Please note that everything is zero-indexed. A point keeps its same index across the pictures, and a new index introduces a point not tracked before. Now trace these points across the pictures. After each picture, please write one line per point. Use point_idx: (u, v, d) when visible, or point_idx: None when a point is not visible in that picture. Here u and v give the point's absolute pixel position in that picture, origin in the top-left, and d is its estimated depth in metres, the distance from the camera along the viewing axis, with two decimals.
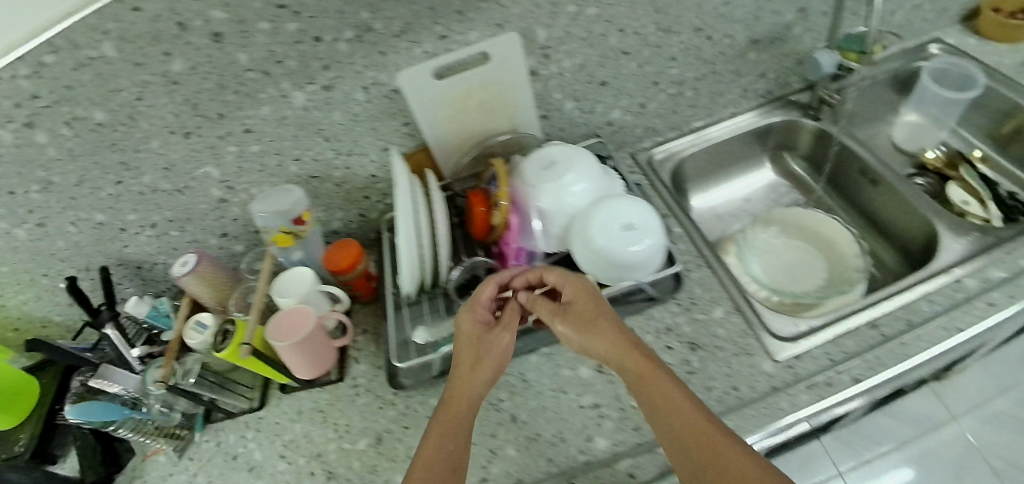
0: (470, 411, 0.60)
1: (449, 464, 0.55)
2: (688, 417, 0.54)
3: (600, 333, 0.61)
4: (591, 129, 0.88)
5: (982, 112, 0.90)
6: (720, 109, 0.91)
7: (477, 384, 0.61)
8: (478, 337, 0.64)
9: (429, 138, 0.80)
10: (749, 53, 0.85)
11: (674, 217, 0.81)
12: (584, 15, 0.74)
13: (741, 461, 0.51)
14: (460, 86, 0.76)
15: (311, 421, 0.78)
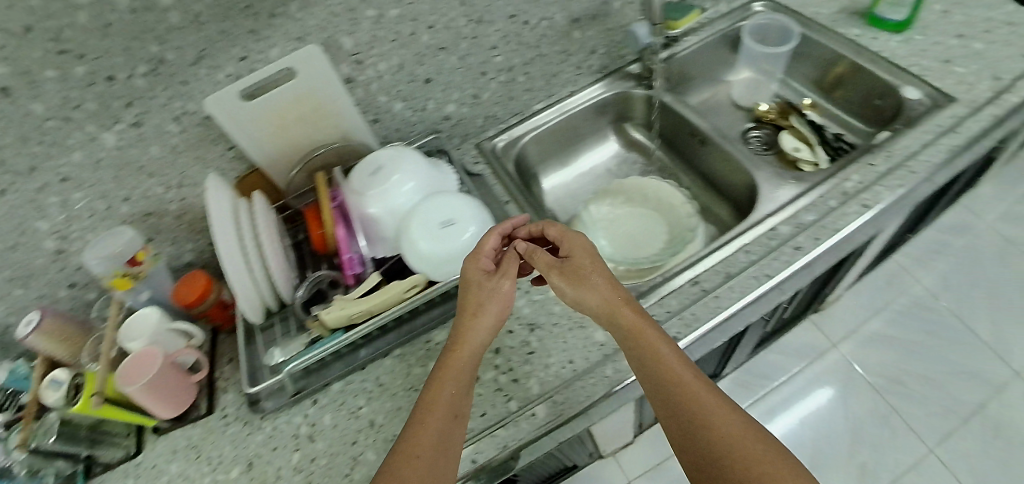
0: (466, 373, 0.58)
1: (428, 428, 0.54)
2: (681, 372, 0.55)
3: (594, 286, 0.60)
4: (427, 126, 0.86)
5: (804, 60, 0.95)
6: (559, 88, 0.92)
7: (467, 349, 0.60)
8: (482, 289, 0.62)
9: (255, 158, 0.78)
10: (573, 32, 0.86)
11: (517, 205, 0.80)
12: (387, 17, 0.73)
13: (711, 413, 0.52)
14: (272, 104, 0.73)
15: (185, 459, 0.70)
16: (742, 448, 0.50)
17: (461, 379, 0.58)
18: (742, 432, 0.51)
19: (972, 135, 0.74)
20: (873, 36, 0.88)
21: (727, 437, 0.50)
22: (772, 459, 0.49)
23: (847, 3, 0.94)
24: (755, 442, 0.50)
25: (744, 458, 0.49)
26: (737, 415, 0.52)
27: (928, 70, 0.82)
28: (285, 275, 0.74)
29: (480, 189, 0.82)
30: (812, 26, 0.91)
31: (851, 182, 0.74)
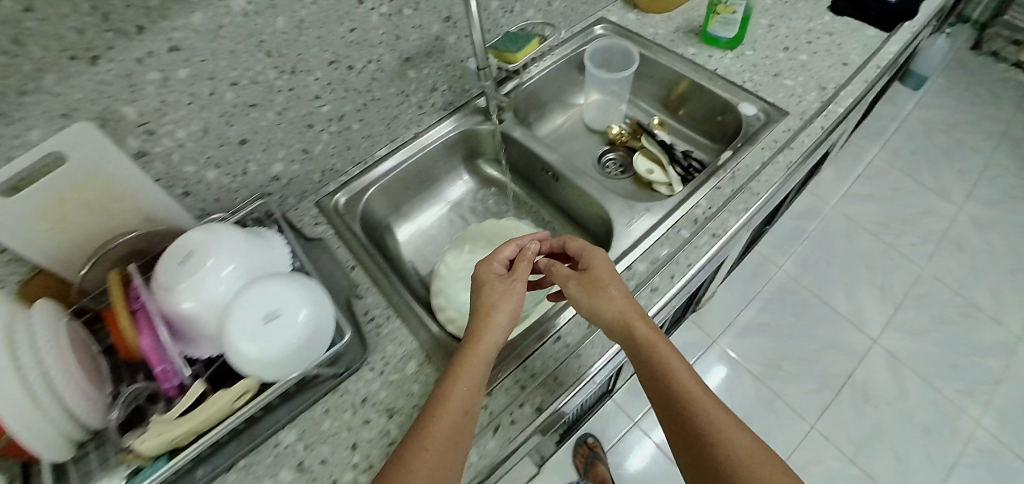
0: (474, 387, 0.54)
1: (427, 448, 0.49)
2: (692, 387, 0.53)
3: (610, 293, 0.59)
4: (252, 191, 0.76)
5: (647, 79, 0.97)
6: (402, 131, 0.86)
7: (479, 363, 0.56)
8: (496, 292, 0.61)
9: (30, 261, 0.60)
10: (408, 71, 0.80)
11: (363, 269, 0.73)
12: (176, 77, 0.59)
13: (718, 432, 0.50)
14: (40, 198, 0.56)
15: None
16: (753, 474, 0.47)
17: (468, 393, 0.53)
18: (752, 460, 0.48)
19: (806, 149, 0.76)
20: (708, 55, 0.91)
21: (736, 459, 0.48)
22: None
23: (684, 22, 0.96)
24: (767, 469, 0.48)
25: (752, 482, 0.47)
26: (747, 439, 0.50)
27: (761, 84, 0.85)
28: (89, 399, 0.55)
29: (320, 255, 0.74)
30: (647, 46, 0.94)
31: (700, 208, 0.71)
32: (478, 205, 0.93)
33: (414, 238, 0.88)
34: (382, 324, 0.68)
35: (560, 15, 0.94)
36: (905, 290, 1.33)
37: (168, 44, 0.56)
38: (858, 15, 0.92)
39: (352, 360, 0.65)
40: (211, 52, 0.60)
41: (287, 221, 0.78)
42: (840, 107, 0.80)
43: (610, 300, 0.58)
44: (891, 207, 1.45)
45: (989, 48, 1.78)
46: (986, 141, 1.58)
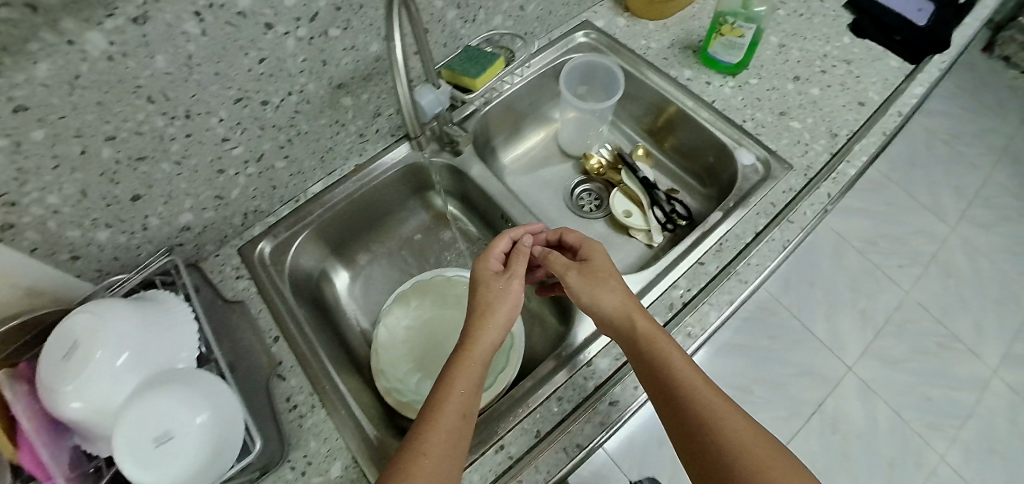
0: (470, 390, 0.50)
1: (424, 455, 0.45)
2: (697, 381, 0.50)
3: (610, 287, 0.56)
4: (158, 243, 0.64)
5: (633, 101, 0.84)
6: (339, 163, 0.73)
7: (477, 364, 0.52)
8: (494, 291, 0.57)
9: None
10: (343, 99, 0.66)
11: (286, 341, 0.63)
12: (30, 139, 0.45)
13: (724, 425, 0.47)
14: None
15: None
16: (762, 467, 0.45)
17: (466, 397, 0.49)
18: (759, 450, 0.46)
19: (807, 223, 0.65)
20: (705, 81, 0.78)
21: (742, 451, 0.46)
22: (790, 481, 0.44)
23: (683, 33, 0.82)
24: (773, 457, 0.46)
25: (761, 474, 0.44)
26: (751, 427, 0.47)
27: (764, 127, 0.74)
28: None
29: (237, 322, 0.63)
30: (639, 65, 0.80)
31: (679, 289, 0.62)
32: (432, 241, 0.82)
33: (355, 284, 0.76)
34: (306, 414, 0.59)
35: (535, 21, 0.79)
36: (888, 316, 1.27)
37: (11, 105, 0.42)
38: (882, 38, 0.79)
39: (270, 458, 0.56)
40: (74, 106, 0.46)
41: (200, 275, 0.67)
42: (852, 169, 0.69)
43: (611, 295, 0.55)
44: (883, 224, 1.37)
45: (1001, 52, 1.63)
46: (987, 155, 1.49)
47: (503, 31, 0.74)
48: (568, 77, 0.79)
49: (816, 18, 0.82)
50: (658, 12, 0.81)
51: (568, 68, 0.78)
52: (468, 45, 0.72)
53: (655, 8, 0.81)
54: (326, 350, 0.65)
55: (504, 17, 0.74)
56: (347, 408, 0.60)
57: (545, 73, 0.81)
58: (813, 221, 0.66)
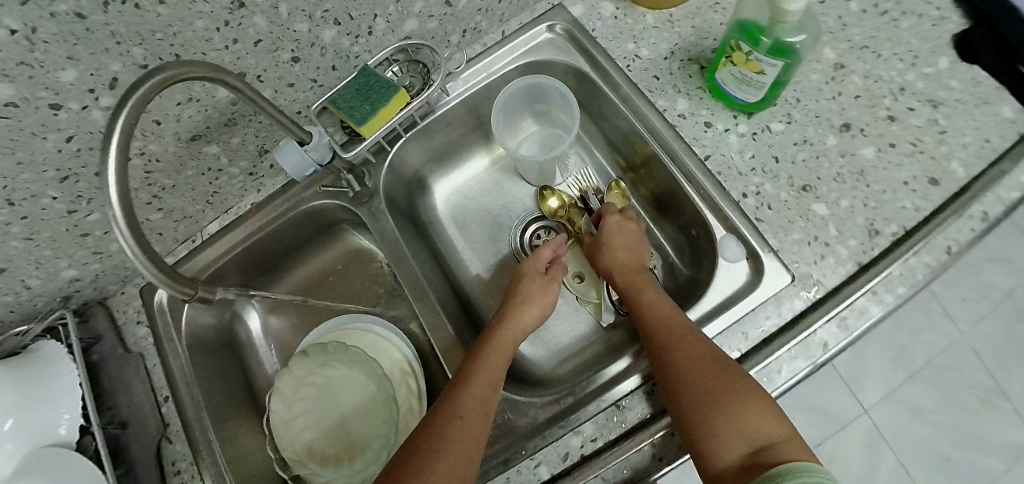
0: (500, 364, 0.49)
1: (461, 425, 0.44)
2: (665, 317, 0.50)
3: (622, 250, 0.57)
4: (53, 294, 0.61)
5: (609, 126, 0.62)
6: (234, 200, 0.62)
7: (507, 341, 0.52)
8: (537, 290, 0.57)
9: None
10: (206, 147, 0.53)
11: (175, 407, 0.59)
12: None
13: (677, 353, 0.46)
14: None
15: None
16: (711, 390, 0.43)
17: (496, 369, 0.49)
18: (709, 372, 0.44)
19: (777, 390, 0.47)
20: (704, 121, 0.54)
21: (695, 374, 0.44)
22: (746, 407, 0.42)
23: (692, 35, 0.56)
24: (727, 379, 0.43)
25: (708, 397, 0.43)
26: (711, 352, 0.45)
27: (771, 207, 0.52)
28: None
29: (131, 377, 0.61)
30: (619, 86, 0.56)
31: (580, 437, 0.49)
32: (347, 278, 0.71)
33: (267, 322, 0.71)
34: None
35: (479, 13, 0.56)
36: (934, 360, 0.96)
37: None
38: (1001, 68, 0.53)
39: None
40: None
41: (105, 318, 0.64)
42: (877, 307, 0.48)
43: (618, 256, 0.57)
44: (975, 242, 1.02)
45: None
46: None
47: (420, 40, 0.55)
48: (511, 97, 0.60)
49: (905, 19, 0.56)
50: (660, 1, 0.56)
51: (509, 89, 0.58)
52: (365, 66, 0.54)
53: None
54: (214, 414, 0.60)
55: (424, 18, 0.54)
56: None
57: (492, 85, 0.60)
58: (787, 384, 0.47)
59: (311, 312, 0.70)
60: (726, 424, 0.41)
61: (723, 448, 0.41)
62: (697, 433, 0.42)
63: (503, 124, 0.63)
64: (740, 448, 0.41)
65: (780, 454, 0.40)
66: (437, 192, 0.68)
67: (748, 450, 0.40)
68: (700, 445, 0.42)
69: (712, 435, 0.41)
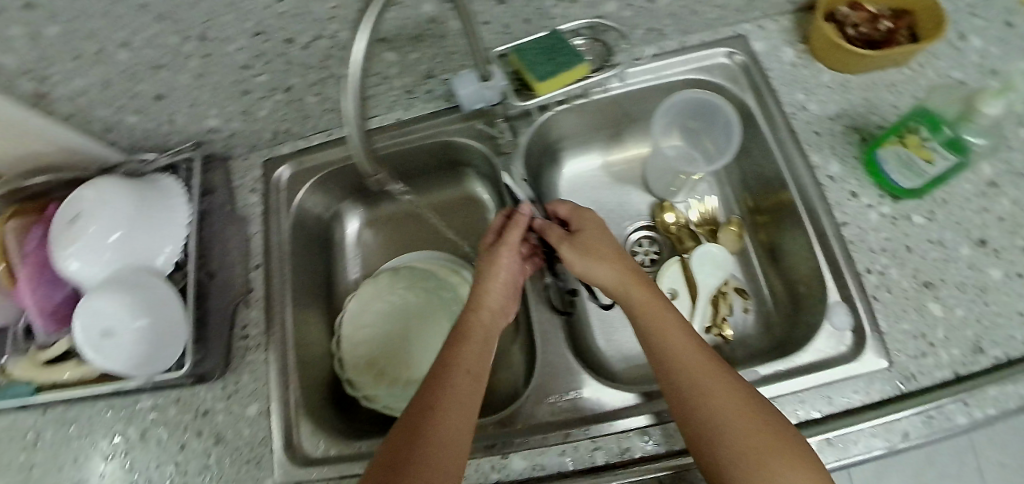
0: (469, 364, 0.49)
1: (437, 427, 0.43)
2: (693, 352, 0.46)
3: (602, 264, 0.54)
4: (186, 136, 0.63)
5: (751, 166, 0.63)
6: (382, 111, 0.64)
7: (476, 331, 0.52)
8: (486, 265, 0.58)
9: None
10: (384, 52, 0.55)
11: (264, 277, 0.63)
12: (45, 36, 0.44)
13: (710, 399, 0.43)
14: None
15: None
16: (752, 447, 0.40)
17: (470, 367, 0.48)
18: (750, 424, 0.41)
19: (845, 458, 0.49)
20: (849, 190, 0.56)
21: (726, 431, 0.41)
22: (790, 461, 0.40)
23: (863, 106, 0.57)
24: (767, 431, 0.41)
25: (751, 455, 0.40)
26: (747, 398, 0.43)
27: (889, 292, 0.53)
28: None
29: (230, 235, 0.65)
30: (777, 126, 0.58)
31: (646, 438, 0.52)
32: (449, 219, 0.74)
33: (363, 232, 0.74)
34: (251, 348, 0.63)
35: (669, 18, 0.58)
36: None
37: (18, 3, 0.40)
38: None
39: (211, 369, 0.62)
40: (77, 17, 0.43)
41: (223, 174, 0.67)
42: (963, 418, 0.49)
43: (605, 268, 0.54)
44: None
45: None
46: None
47: (611, 23, 0.56)
48: (682, 102, 0.60)
49: None
50: (847, 64, 0.57)
51: (689, 93, 0.59)
52: (555, 30, 0.56)
53: (846, 60, 0.57)
54: (294, 297, 0.64)
55: (623, 4, 0.56)
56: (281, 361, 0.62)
57: (654, 87, 0.62)
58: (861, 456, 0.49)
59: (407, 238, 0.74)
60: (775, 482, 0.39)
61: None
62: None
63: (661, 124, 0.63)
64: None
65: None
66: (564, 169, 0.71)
67: None
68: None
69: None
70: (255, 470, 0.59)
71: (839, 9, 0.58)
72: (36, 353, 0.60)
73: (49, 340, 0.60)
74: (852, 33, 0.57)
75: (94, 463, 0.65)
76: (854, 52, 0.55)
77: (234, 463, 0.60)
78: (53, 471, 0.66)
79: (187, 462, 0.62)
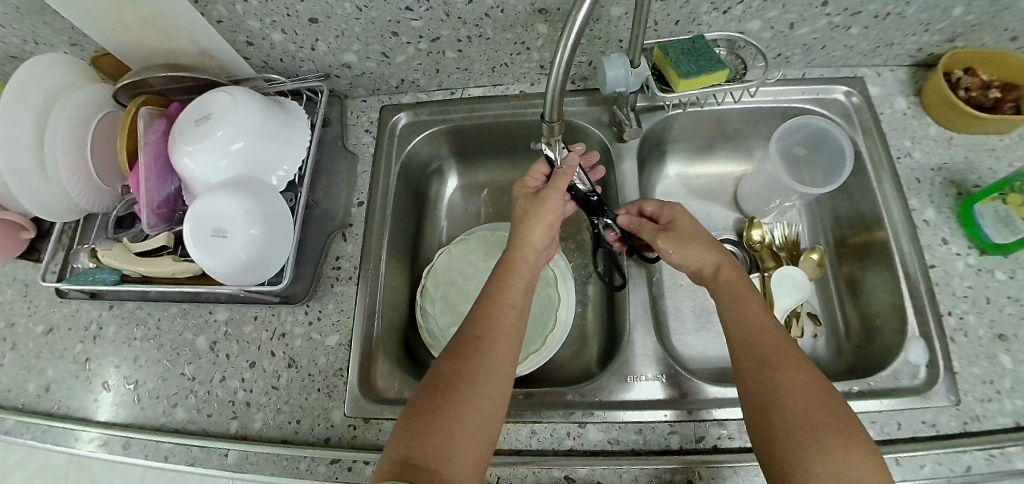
0: (514, 301, 0.51)
1: (483, 358, 0.46)
2: (765, 331, 0.47)
3: (695, 246, 0.55)
4: (320, 67, 0.66)
5: (848, 202, 0.67)
6: (509, 81, 0.69)
7: (521, 271, 0.54)
8: (532, 206, 0.57)
9: (101, 44, 0.62)
10: (537, 24, 0.58)
11: (366, 213, 0.66)
12: None
13: (777, 380, 0.43)
14: (96, 3, 0.54)
15: (19, 304, 0.71)
16: (801, 420, 0.41)
17: (516, 303, 0.51)
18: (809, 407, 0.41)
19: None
20: (942, 236, 0.60)
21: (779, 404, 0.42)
22: (840, 441, 0.39)
23: (963, 164, 0.62)
24: (823, 410, 0.41)
25: (805, 438, 0.40)
26: (818, 389, 0.42)
27: (978, 337, 0.55)
28: (93, 191, 0.63)
29: (341, 168, 0.69)
30: (883, 171, 0.62)
31: (724, 431, 0.53)
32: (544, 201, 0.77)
33: (458, 193, 0.78)
34: (342, 280, 0.64)
35: (800, 47, 0.63)
36: None
37: None
38: None
39: (296, 292, 0.63)
40: None
41: (339, 110, 0.71)
42: None
43: (696, 253, 0.54)
44: None
45: None
46: None
47: (752, 40, 0.60)
48: (814, 126, 0.64)
49: None
50: (956, 123, 0.62)
51: (808, 121, 0.64)
52: (700, 35, 0.60)
53: (955, 117, 0.62)
54: (391, 241, 0.67)
55: (766, 25, 0.59)
56: (369, 298, 0.62)
57: (771, 108, 0.67)
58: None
59: (498, 209, 0.77)
60: (814, 453, 0.39)
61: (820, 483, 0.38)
62: (782, 469, 0.40)
63: (780, 145, 0.67)
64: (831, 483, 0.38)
65: None
66: (661, 174, 0.76)
67: None
68: (788, 477, 0.39)
69: (795, 464, 0.39)
70: (325, 399, 0.59)
71: (954, 72, 0.63)
72: (132, 243, 0.62)
73: (151, 233, 0.61)
74: (964, 94, 0.62)
75: (157, 366, 0.64)
76: (964, 110, 0.60)
77: (304, 389, 0.60)
78: (112, 367, 0.66)
79: (254, 381, 0.61)
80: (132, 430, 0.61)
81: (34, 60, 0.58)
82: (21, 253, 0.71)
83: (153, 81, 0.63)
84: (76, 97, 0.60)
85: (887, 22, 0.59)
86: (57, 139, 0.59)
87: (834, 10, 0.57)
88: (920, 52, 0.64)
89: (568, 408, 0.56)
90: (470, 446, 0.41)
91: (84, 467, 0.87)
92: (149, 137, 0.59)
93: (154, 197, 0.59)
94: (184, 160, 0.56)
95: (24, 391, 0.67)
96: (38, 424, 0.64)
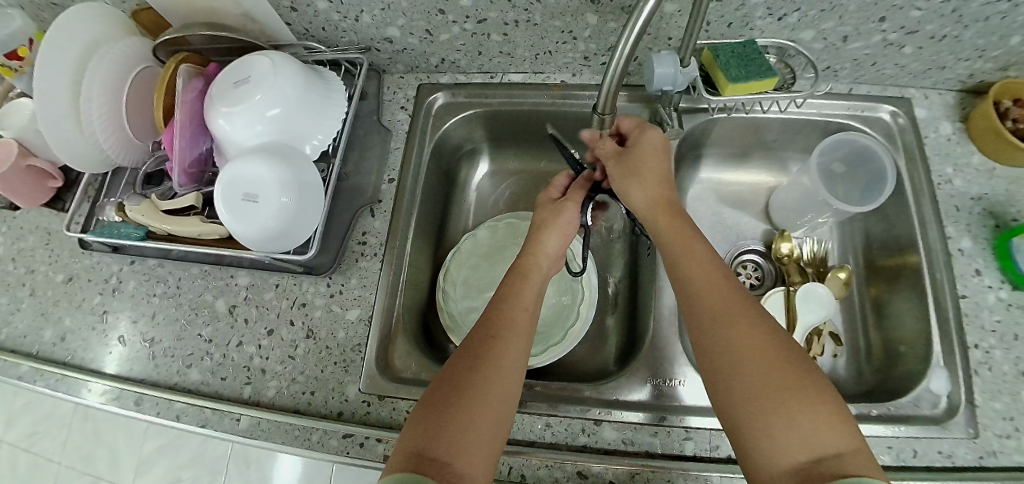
0: (529, 303, 0.50)
1: (496, 357, 0.45)
2: (723, 292, 0.46)
3: (643, 177, 0.53)
4: (361, 40, 0.66)
5: (882, 224, 0.66)
6: (549, 71, 0.68)
7: (535, 275, 0.53)
8: (549, 214, 0.58)
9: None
10: (587, 14, 0.57)
11: (395, 191, 0.66)
12: None
13: (732, 336, 0.43)
14: None
15: (40, 250, 0.71)
16: (764, 384, 0.40)
17: (529, 305, 0.50)
18: (762, 365, 0.41)
19: None
20: (976, 267, 0.59)
21: (740, 372, 0.41)
22: (807, 403, 0.38)
23: (1004, 196, 0.61)
24: (784, 373, 0.40)
25: (762, 398, 0.39)
26: (773, 341, 0.42)
27: (1003, 371, 0.54)
28: (124, 147, 0.62)
29: (372, 143, 0.68)
30: (922, 196, 0.61)
31: None
32: None
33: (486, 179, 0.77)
34: (366, 256, 0.64)
35: (850, 62, 0.62)
36: None
37: None
38: None
39: (320, 264, 0.63)
40: None
41: (376, 85, 0.71)
42: None
43: (643, 184, 0.53)
44: None
45: None
46: None
47: (803, 50, 0.59)
48: (856, 144, 0.63)
49: None
50: (1002, 153, 0.61)
51: (850, 137, 0.63)
52: (752, 40, 0.59)
53: (1000, 147, 0.61)
54: (417, 220, 0.66)
55: (819, 36, 0.58)
56: (392, 276, 0.62)
57: (814, 122, 0.66)
58: None
59: (524, 198, 0.76)
60: (781, 422, 0.38)
61: (779, 452, 0.37)
62: (745, 432, 0.39)
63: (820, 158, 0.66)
64: (802, 454, 0.37)
65: (847, 467, 0.36)
66: (692, 177, 0.75)
67: (809, 457, 0.37)
68: (756, 446, 0.38)
69: (763, 435, 0.38)
70: (341, 373, 0.59)
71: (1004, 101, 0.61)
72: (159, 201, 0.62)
73: (180, 192, 0.61)
74: (1011, 125, 0.60)
75: (175, 325, 0.64)
76: (1011, 141, 0.58)
77: (320, 362, 0.60)
78: (129, 322, 0.66)
79: (271, 349, 0.61)
80: (145, 386, 0.61)
81: (71, 11, 0.57)
82: (48, 201, 0.71)
83: (194, 38, 0.62)
84: (113, 50, 0.60)
85: (943, 44, 0.58)
86: (92, 95, 0.58)
87: (891, 27, 0.56)
88: (971, 78, 0.63)
89: (584, 405, 0.55)
90: (481, 447, 0.40)
91: (88, 418, 0.87)
92: (187, 97, 0.58)
93: (186, 156, 0.59)
94: (219, 122, 0.56)
95: (40, 338, 0.67)
96: (51, 371, 0.64)
